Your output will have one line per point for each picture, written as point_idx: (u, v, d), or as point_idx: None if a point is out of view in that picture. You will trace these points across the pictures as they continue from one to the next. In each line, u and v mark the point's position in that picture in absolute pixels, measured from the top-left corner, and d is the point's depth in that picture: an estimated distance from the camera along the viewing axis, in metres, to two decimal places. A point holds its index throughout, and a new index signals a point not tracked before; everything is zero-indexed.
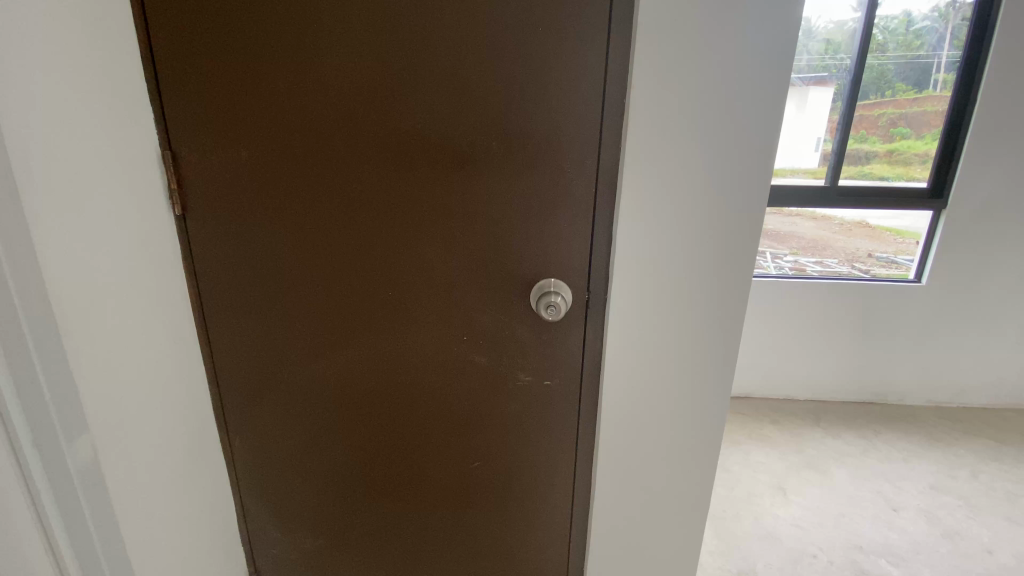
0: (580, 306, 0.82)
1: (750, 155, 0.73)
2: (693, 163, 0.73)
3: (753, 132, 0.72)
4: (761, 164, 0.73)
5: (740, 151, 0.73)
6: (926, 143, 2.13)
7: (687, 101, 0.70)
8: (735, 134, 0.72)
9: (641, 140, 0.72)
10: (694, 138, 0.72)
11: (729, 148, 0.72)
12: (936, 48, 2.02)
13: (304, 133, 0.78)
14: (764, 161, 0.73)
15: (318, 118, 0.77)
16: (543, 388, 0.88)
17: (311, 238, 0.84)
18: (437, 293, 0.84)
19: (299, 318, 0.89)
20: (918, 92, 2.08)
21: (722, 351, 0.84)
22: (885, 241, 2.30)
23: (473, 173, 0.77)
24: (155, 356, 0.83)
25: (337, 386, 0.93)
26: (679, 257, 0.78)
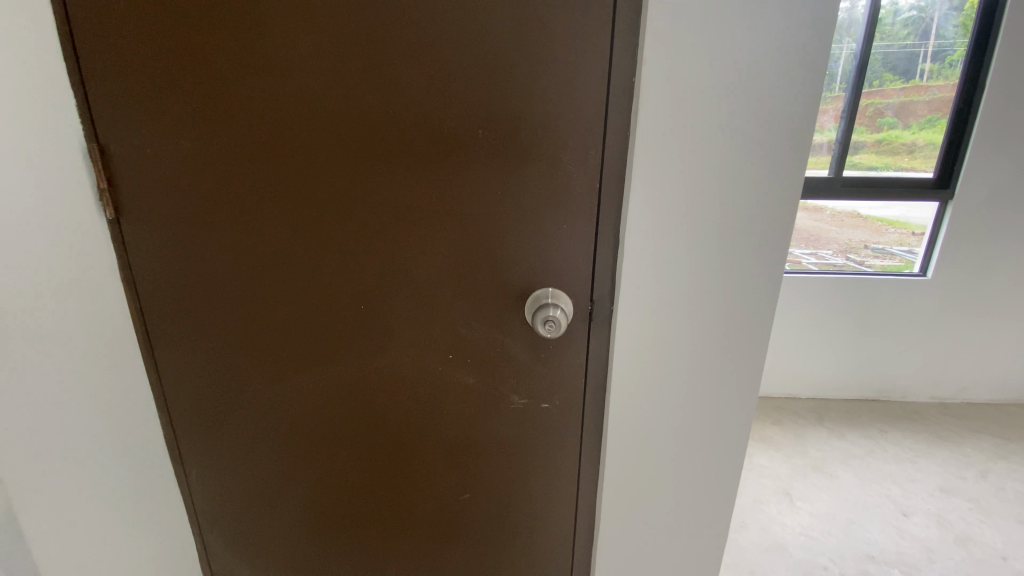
0: (583, 320, 0.72)
1: (782, 145, 0.62)
2: (716, 154, 0.62)
3: (783, 117, 0.61)
4: (795, 155, 0.63)
5: (767, 140, 0.62)
6: (912, 132, 2.05)
7: (709, 81, 0.59)
8: (767, 118, 0.61)
9: (655, 127, 0.61)
10: (715, 125, 0.61)
11: (759, 136, 0.61)
12: (923, 38, 1.92)
13: (254, 121, 0.66)
14: (795, 152, 0.62)
15: (270, 103, 0.65)
16: (541, 413, 0.77)
17: (269, 245, 0.72)
18: (417, 307, 0.73)
19: (260, 336, 0.78)
20: (906, 81, 1.99)
21: (746, 368, 0.74)
22: (879, 231, 2.22)
23: (457, 168, 0.66)
24: (84, 384, 0.71)
25: (307, 411, 0.82)
26: (698, 264, 0.67)
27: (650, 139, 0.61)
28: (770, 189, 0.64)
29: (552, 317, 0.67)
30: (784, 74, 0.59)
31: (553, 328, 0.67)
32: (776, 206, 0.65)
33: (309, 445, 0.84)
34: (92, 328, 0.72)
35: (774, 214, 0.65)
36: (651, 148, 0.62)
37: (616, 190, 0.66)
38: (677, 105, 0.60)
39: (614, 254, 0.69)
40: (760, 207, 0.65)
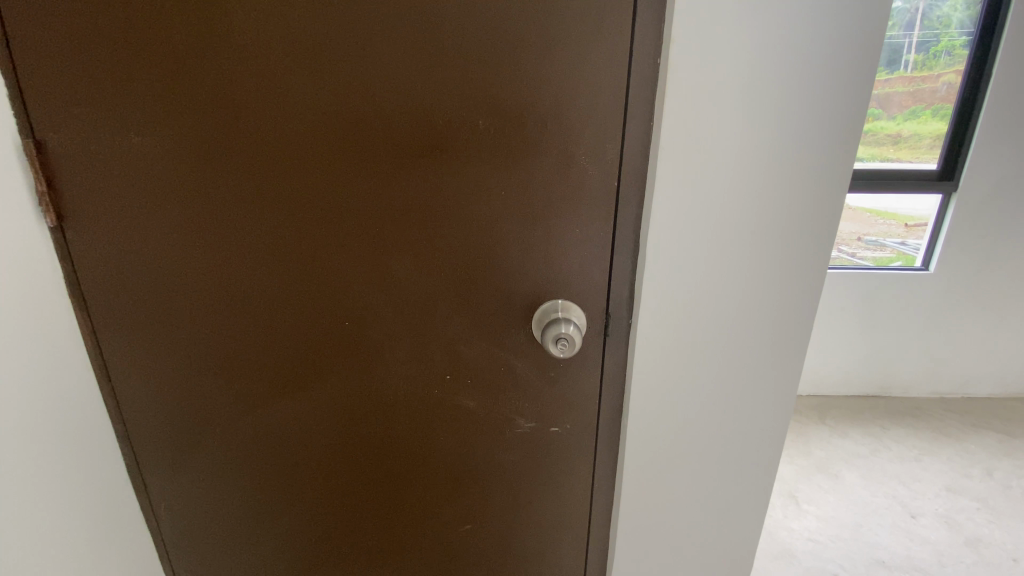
0: (597, 337, 0.64)
1: (828, 141, 0.55)
2: (754, 152, 0.55)
3: (828, 108, 0.54)
4: (841, 153, 0.56)
5: (809, 133, 0.55)
6: (898, 122, 1.99)
7: (746, 66, 0.51)
8: (811, 110, 0.54)
9: (685, 121, 0.53)
10: (751, 117, 0.53)
11: (802, 130, 0.54)
12: (908, 29, 1.85)
13: (218, 114, 0.57)
14: (839, 147, 0.55)
15: (235, 92, 0.56)
16: (548, 438, 0.70)
17: (240, 255, 0.63)
18: (410, 323, 0.65)
19: (232, 357, 0.69)
20: (890, 73, 1.92)
21: (780, 388, 0.67)
22: (870, 223, 2.16)
23: (454, 167, 0.58)
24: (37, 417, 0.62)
25: (289, 439, 0.73)
26: (731, 273, 0.60)
27: (680, 134, 0.54)
28: (814, 189, 0.57)
29: (566, 334, 0.59)
30: (831, 59, 0.52)
31: (568, 347, 0.59)
32: (819, 209, 0.58)
33: (291, 475, 0.75)
34: (42, 352, 0.63)
35: (816, 217, 0.58)
36: (681, 144, 0.54)
37: (638, 191, 0.58)
38: (710, 95, 0.52)
39: (634, 263, 0.61)
40: (802, 210, 0.58)
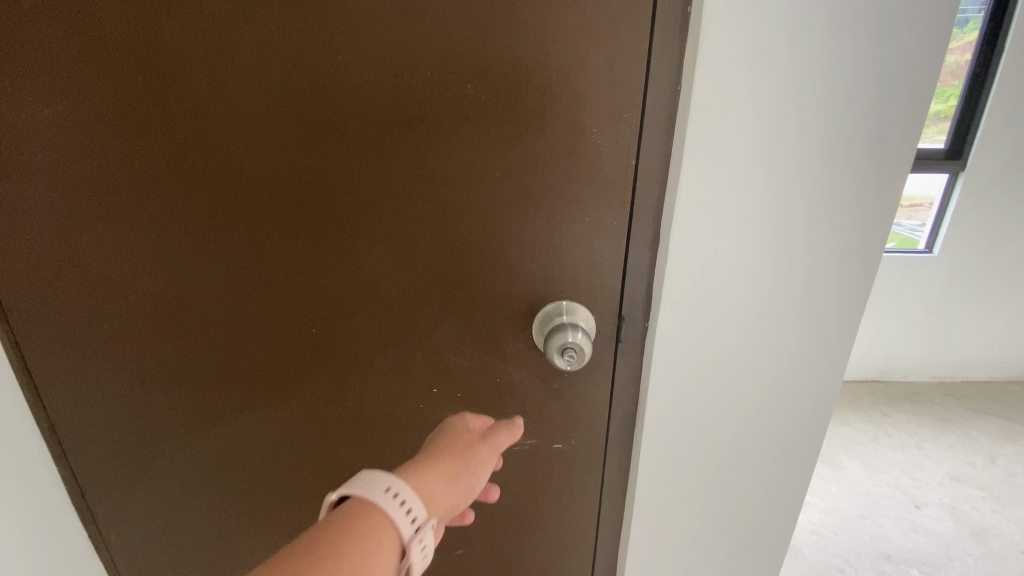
0: (609, 341, 0.56)
1: (893, 114, 0.46)
2: (804, 127, 0.46)
3: (895, 74, 0.44)
4: (908, 129, 0.46)
5: (869, 106, 0.45)
6: None
7: (797, 22, 0.42)
8: (873, 78, 0.44)
9: (722, 87, 0.44)
10: (801, 85, 0.44)
11: (860, 102, 0.45)
12: None
13: (147, 81, 0.47)
14: (903, 122, 0.46)
15: (166, 53, 0.46)
16: (551, 453, 0.62)
17: (187, 251, 0.53)
18: (389, 331, 0.56)
19: (183, 370, 0.59)
20: None
21: (817, 398, 0.59)
22: None
23: (439, 147, 0.48)
24: None
25: (255, 461, 0.64)
26: (766, 271, 0.51)
27: (714, 105, 0.45)
28: (870, 173, 0.48)
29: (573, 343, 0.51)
30: (902, 13, 0.42)
31: (575, 359, 0.51)
32: (875, 197, 0.49)
33: (258, 498, 0.67)
34: None
35: (872, 205, 0.49)
36: (715, 118, 0.45)
37: (660, 171, 0.49)
38: (752, 57, 0.43)
39: (653, 256, 0.52)
40: (855, 198, 0.49)
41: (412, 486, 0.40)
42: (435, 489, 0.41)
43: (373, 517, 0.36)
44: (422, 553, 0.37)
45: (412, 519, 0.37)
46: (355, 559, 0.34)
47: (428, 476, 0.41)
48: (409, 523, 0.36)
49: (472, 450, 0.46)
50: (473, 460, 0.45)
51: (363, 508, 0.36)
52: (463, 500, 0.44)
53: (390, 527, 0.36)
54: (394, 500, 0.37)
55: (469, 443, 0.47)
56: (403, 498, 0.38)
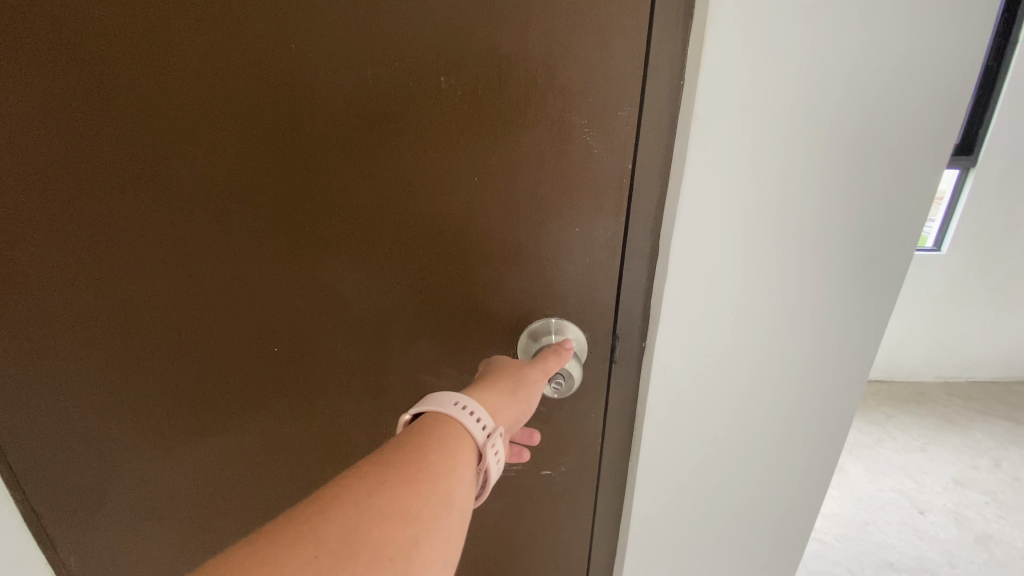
0: (602, 361, 0.53)
1: (920, 121, 0.41)
2: (820, 136, 0.41)
3: (922, 77, 0.39)
4: (936, 138, 0.42)
5: (891, 112, 0.40)
6: None
7: (813, 20, 0.37)
8: (898, 81, 0.39)
9: (729, 90, 0.39)
10: (816, 90, 0.39)
11: (882, 108, 0.40)
12: None
13: (79, 77, 0.42)
14: (929, 130, 0.41)
15: (100, 45, 0.41)
16: (541, 476, 0.58)
17: (138, 267, 0.49)
18: (364, 348, 0.52)
19: (141, 393, 0.55)
20: None
21: (826, 424, 0.55)
22: None
23: (412, 152, 0.44)
24: None
25: (226, 482, 0.60)
26: (774, 291, 0.47)
27: (720, 111, 0.40)
28: (892, 187, 0.43)
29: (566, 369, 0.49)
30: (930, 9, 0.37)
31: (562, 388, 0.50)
32: (896, 212, 0.44)
33: (232, 520, 0.63)
34: None
35: (893, 222, 0.45)
36: (721, 126, 0.40)
37: (659, 179, 0.44)
38: (762, 58, 0.38)
39: (649, 274, 0.48)
40: (872, 213, 0.44)
41: (476, 399, 0.40)
42: (500, 398, 0.41)
43: (446, 428, 0.36)
44: (495, 460, 0.37)
45: (483, 427, 0.37)
46: (441, 455, 0.34)
47: (488, 392, 0.41)
48: (482, 430, 0.37)
49: (527, 369, 0.45)
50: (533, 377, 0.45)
51: (435, 421, 0.36)
52: (528, 413, 0.44)
53: (464, 436, 0.36)
54: (463, 411, 0.37)
55: (522, 364, 0.46)
56: (472, 410, 0.37)
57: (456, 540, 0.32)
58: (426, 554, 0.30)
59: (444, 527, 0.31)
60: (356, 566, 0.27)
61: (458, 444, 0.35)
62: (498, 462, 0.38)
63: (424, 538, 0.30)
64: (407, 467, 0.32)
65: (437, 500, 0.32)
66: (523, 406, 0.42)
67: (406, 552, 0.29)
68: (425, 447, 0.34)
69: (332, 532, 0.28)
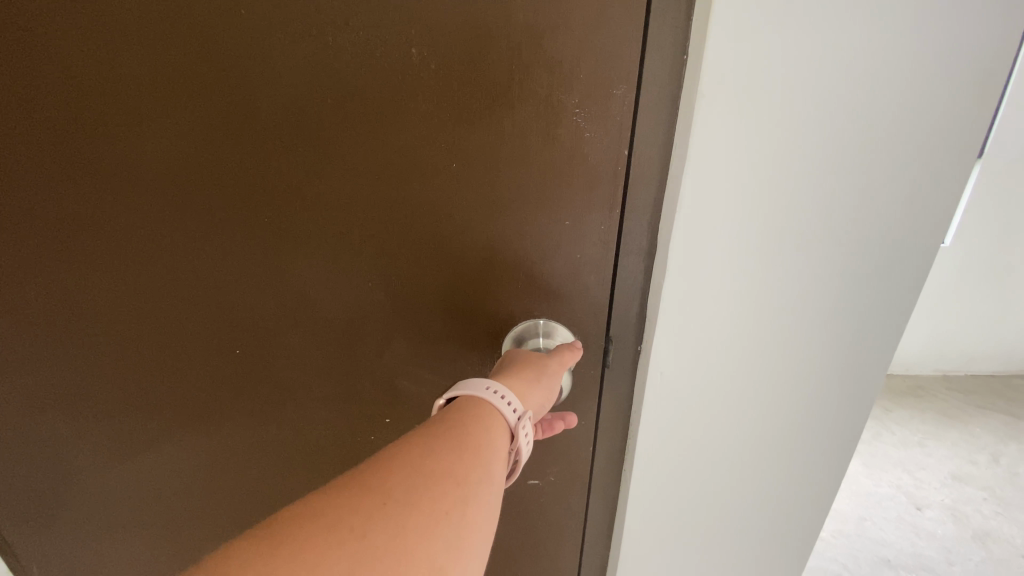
0: (594, 365, 0.49)
1: (942, 107, 0.37)
2: (835, 127, 0.37)
3: (946, 64, 0.36)
4: (957, 125, 0.38)
5: (913, 102, 0.37)
6: None
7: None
8: (923, 67, 0.36)
9: (738, 72, 0.35)
10: (832, 76, 0.35)
11: (904, 96, 0.37)
12: None
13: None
14: (952, 123, 0.38)
15: (18, 14, 0.36)
16: (528, 485, 0.55)
17: (87, 265, 0.44)
18: (336, 352, 0.49)
19: (96, 397, 0.51)
20: None
21: (832, 433, 0.52)
22: None
23: (382, 140, 0.40)
24: None
25: (195, 489, 0.57)
26: (779, 295, 0.43)
27: (727, 96, 0.36)
28: (910, 180, 0.40)
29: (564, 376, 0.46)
30: None
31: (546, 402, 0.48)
32: (913, 209, 0.41)
33: (202, 528, 0.59)
34: None
35: (911, 218, 0.41)
36: (727, 113, 0.36)
37: (658, 169, 0.40)
38: (774, 40, 0.34)
39: (645, 274, 0.45)
40: (888, 209, 0.41)
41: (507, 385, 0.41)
42: (527, 386, 0.42)
43: (481, 409, 0.39)
44: (525, 439, 0.40)
45: (514, 411, 0.40)
46: (478, 432, 0.37)
47: (514, 378, 0.42)
48: (513, 413, 0.39)
49: (547, 361, 0.44)
50: (557, 367, 0.44)
51: (471, 402, 0.39)
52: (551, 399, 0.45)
53: (496, 417, 0.39)
54: (495, 395, 0.39)
55: (543, 355, 0.45)
56: (503, 395, 0.40)
57: (497, 504, 0.36)
58: (474, 514, 0.34)
59: (488, 493, 0.36)
60: (418, 517, 0.32)
61: (491, 422, 0.39)
62: (527, 441, 0.41)
63: (473, 500, 0.34)
64: (452, 439, 0.36)
65: (481, 468, 0.36)
66: (548, 393, 0.43)
67: (458, 510, 0.33)
68: (465, 424, 0.38)
69: (396, 487, 0.33)
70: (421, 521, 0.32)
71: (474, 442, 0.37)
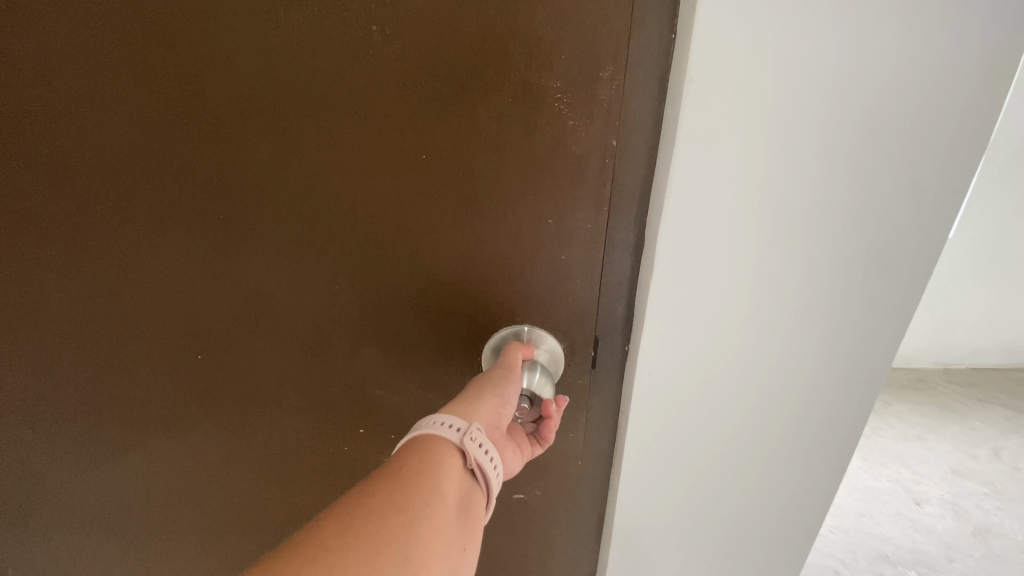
0: (581, 374, 0.46)
1: (959, 92, 0.33)
2: (830, 120, 0.34)
3: (956, 51, 0.32)
4: (977, 112, 0.34)
5: (919, 92, 0.33)
6: None
7: None
8: (929, 55, 0.33)
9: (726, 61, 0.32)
10: (827, 64, 0.32)
11: (909, 86, 0.33)
12: None
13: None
14: (966, 116, 0.34)
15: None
16: (512, 498, 0.52)
17: (46, 263, 0.43)
18: (301, 356, 0.47)
19: (56, 404, 0.48)
20: None
21: (831, 447, 0.49)
22: None
23: (344, 131, 0.37)
24: None
25: (163, 501, 0.54)
26: (770, 300, 0.40)
27: (715, 84, 0.33)
28: (920, 173, 0.36)
29: (525, 369, 0.43)
30: None
31: (529, 414, 0.43)
32: (922, 210, 0.37)
33: (172, 540, 0.57)
34: None
35: (921, 216, 0.37)
36: (716, 98, 0.33)
37: (646, 161, 0.37)
38: (765, 25, 0.31)
39: (633, 278, 0.42)
40: (894, 208, 0.37)
41: (452, 407, 0.37)
42: (470, 405, 0.37)
43: (420, 437, 0.34)
44: (485, 455, 0.34)
45: (457, 429, 0.34)
46: (422, 455, 0.32)
47: (459, 401, 0.38)
48: (456, 432, 0.34)
49: (493, 377, 0.40)
50: (504, 382, 0.40)
51: (409, 434, 0.34)
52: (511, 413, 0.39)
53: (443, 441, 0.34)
54: (432, 421, 0.35)
55: (493, 373, 0.41)
56: (439, 420, 0.35)
57: (460, 526, 0.30)
58: (430, 536, 0.28)
59: (448, 513, 0.30)
60: (365, 549, 0.26)
61: (438, 446, 0.33)
62: (493, 459, 0.35)
63: (429, 521, 0.29)
64: (394, 468, 0.31)
65: (430, 489, 0.30)
66: (501, 405, 0.38)
67: (408, 534, 0.28)
68: (407, 453, 0.32)
69: (337, 524, 0.27)
70: (367, 553, 0.26)
71: (418, 464, 0.32)
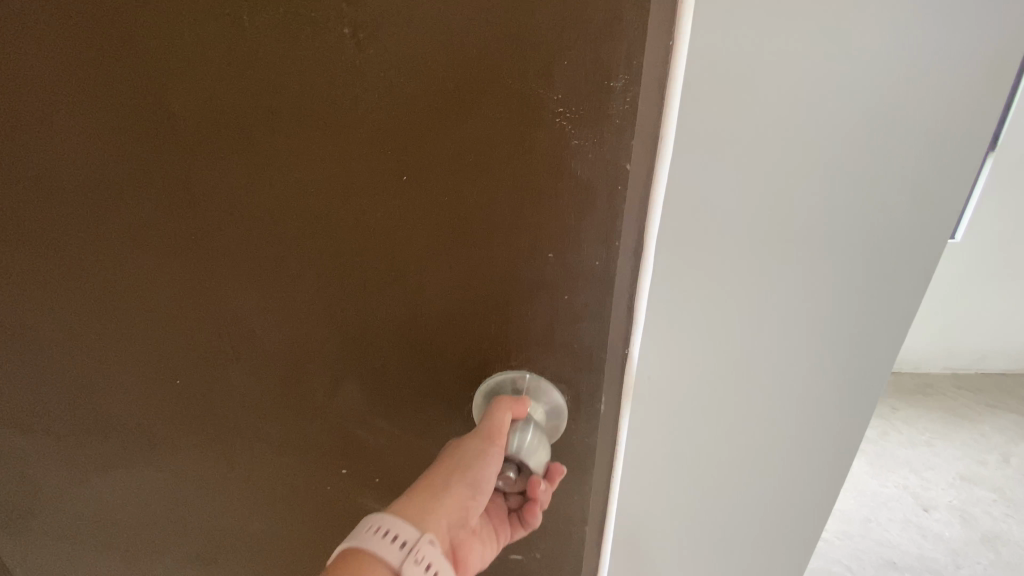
0: (589, 426, 0.41)
1: (948, 95, 0.35)
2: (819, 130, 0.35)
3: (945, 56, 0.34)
4: (966, 116, 0.35)
5: (911, 95, 0.34)
6: None
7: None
8: (920, 60, 0.34)
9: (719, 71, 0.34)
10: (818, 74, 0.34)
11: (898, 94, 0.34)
12: None
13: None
14: (956, 120, 0.35)
15: None
16: (509, 551, 0.47)
17: (23, 279, 0.41)
18: (280, 388, 0.43)
19: (42, 415, 0.47)
20: None
21: (832, 448, 0.49)
22: None
23: (319, 147, 0.34)
24: None
25: (143, 520, 0.52)
26: (766, 303, 0.41)
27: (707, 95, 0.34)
28: (910, 177, 0.37)
29: (515, 431, 0.38)
30: None
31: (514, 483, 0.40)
32: (913, 212, 0.38)
33: (151, 560, 0.54)
34: None
35: (911, 219, 0.38)
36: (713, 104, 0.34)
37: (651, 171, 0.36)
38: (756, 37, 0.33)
39: None
40: (886, 211, 0.38)
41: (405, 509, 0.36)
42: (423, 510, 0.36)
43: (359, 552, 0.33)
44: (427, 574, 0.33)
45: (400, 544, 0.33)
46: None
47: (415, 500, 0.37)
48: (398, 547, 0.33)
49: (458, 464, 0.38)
50: (468, 474, 0.38)
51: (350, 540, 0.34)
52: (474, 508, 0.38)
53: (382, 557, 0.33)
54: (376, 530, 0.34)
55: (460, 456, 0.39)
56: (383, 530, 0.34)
57: None
58: None
59: None
60: None
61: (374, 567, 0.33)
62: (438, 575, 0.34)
63: None
64: None
65: None
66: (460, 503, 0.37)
67: None
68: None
69: None
70: None
71: None
